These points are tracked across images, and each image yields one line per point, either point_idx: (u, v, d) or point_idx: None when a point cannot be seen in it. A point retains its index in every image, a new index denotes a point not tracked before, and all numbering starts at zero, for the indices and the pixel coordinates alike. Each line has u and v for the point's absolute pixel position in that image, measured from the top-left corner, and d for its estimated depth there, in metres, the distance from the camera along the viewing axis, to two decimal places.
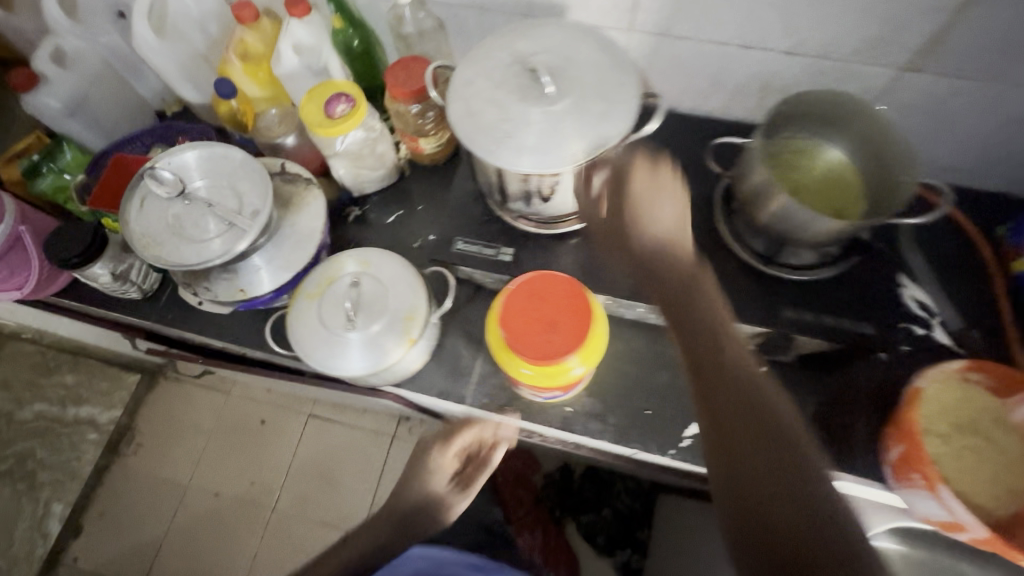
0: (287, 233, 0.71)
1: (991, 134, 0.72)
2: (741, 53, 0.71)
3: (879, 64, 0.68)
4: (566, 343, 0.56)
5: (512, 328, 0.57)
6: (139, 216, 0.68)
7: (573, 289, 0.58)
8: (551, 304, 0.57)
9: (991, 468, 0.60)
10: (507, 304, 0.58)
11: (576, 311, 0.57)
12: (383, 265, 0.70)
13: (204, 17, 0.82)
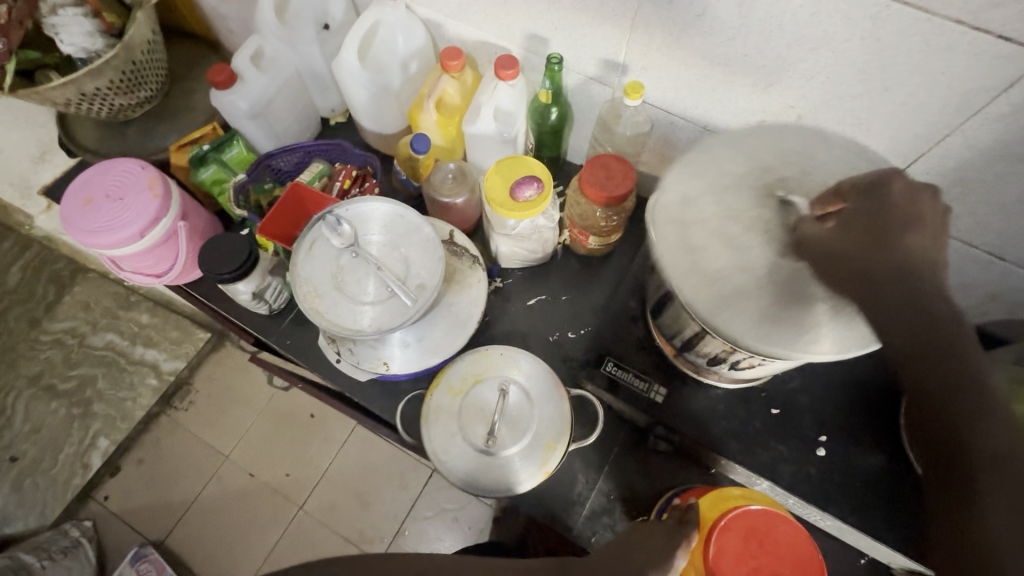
0: (444, 311, 0.68)
1: None
2: (987, 260, 0.63)
3: None
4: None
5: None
6: (307, 258, 0.65)
7: (794, 538, 0.52)
8: (772, 554, 0.51)
9: None
10: (718, 551, 0.51)
11: (797, 566, 0.51)
12: (536, 376, 0.65)
13: (407, 54, 0.79)
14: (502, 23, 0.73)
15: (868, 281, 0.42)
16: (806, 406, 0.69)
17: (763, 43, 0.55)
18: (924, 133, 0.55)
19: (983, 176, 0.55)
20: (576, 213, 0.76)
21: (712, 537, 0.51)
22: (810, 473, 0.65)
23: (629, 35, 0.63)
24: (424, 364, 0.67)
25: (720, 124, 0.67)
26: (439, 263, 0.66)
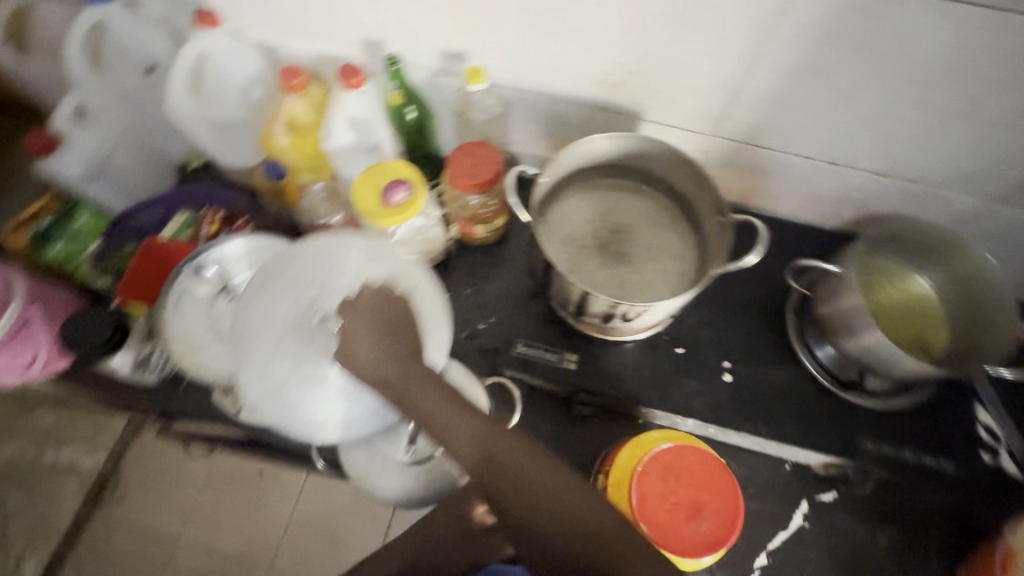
0: (293, 357, 0.53)
1: None
2: (828, 167, 0.68)
3: (973, 194, 0.65)
4: (716, 531, 0.51)
5: (655, 522, 0.51)
6: (177, 314, 0.65)
7: (707, 464, 0.54)
8: (688, 483, 0.53)
9: None
10: (642, 494, 0.52)
11: (717, 488, 0.53)
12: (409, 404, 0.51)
13: (245, 81, 0.76)
14: (333, 33, 0.72)
15: (395, 344, 0.51)
16: (707, 338, 0.72)
17: (572, 7, 0.58)
18: (735, 63, 0.58)
19: (796, 92, 0.60)
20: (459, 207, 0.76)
21: (632, 484, 0.53)
22: (722, 399, 0.69)
23: (454, 21, 0.64)
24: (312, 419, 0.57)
25: (564, 93, 0.69)
26: None
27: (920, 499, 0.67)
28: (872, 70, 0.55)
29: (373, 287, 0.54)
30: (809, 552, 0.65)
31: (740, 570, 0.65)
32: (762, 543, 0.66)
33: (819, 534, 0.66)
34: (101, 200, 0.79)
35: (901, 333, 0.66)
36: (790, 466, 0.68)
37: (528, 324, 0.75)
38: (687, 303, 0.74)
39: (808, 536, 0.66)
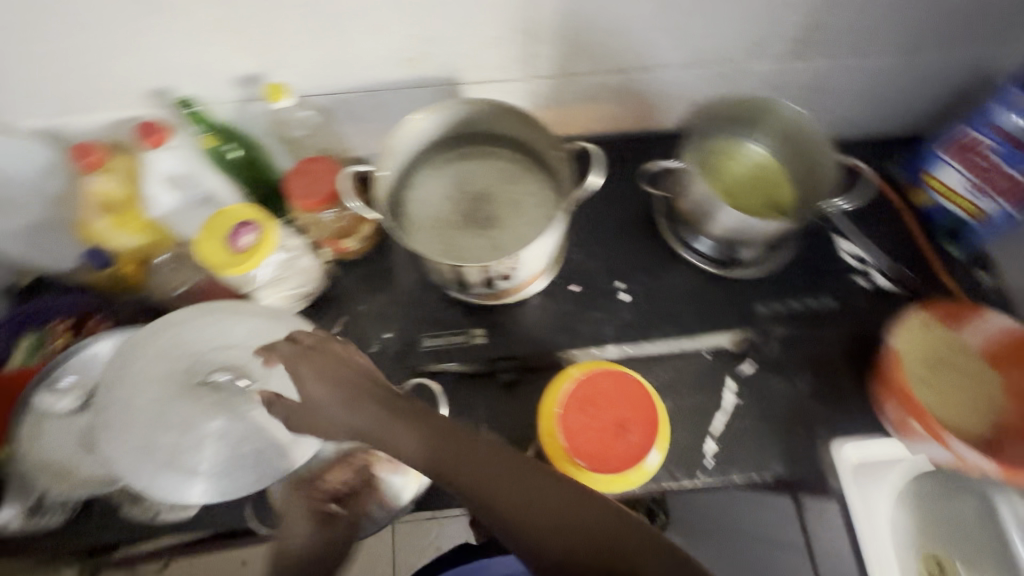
0: (181, 420, 0.51)
1: (872, 95, 0.78)
2: (642, 74, 0.71)
3: (770, 58, 0.70)
4: (643, 437, 0.54)
5: (585, 451, 0.53)
6: (44, 440, 0.64)
7: (620, 383, 0.55)
8: (606, 404, 0.54)
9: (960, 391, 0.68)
10: (568, 431, 0.54)
11: (631, 401, 0.55)
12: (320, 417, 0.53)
13: (38, 173, 0.69)
14: (114, 94, 0.66)
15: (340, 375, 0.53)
16: (596, 268, 0.74)
17: None
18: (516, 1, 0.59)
19: (583, 12, 0.61)
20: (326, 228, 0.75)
21: (556, 423, 0.54)
22: (627, 318, 0.71)
23: (233, 41, 0.61)
24: (233, 485, 0.54)
25: (375, 81, 0.68)
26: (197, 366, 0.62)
27: (821, 336, 0.74)
28: None
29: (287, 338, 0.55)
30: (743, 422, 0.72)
31: (692, 459, 0.70)
32: (704, 431, 0.72)
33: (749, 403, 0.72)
34: None
35: (751, 200, 0.71)
36: (709, 353, 0.73)
37: (428, 316, 0.74)
38: (569, 241, 0.75)
39: (742, 409, 0.72)
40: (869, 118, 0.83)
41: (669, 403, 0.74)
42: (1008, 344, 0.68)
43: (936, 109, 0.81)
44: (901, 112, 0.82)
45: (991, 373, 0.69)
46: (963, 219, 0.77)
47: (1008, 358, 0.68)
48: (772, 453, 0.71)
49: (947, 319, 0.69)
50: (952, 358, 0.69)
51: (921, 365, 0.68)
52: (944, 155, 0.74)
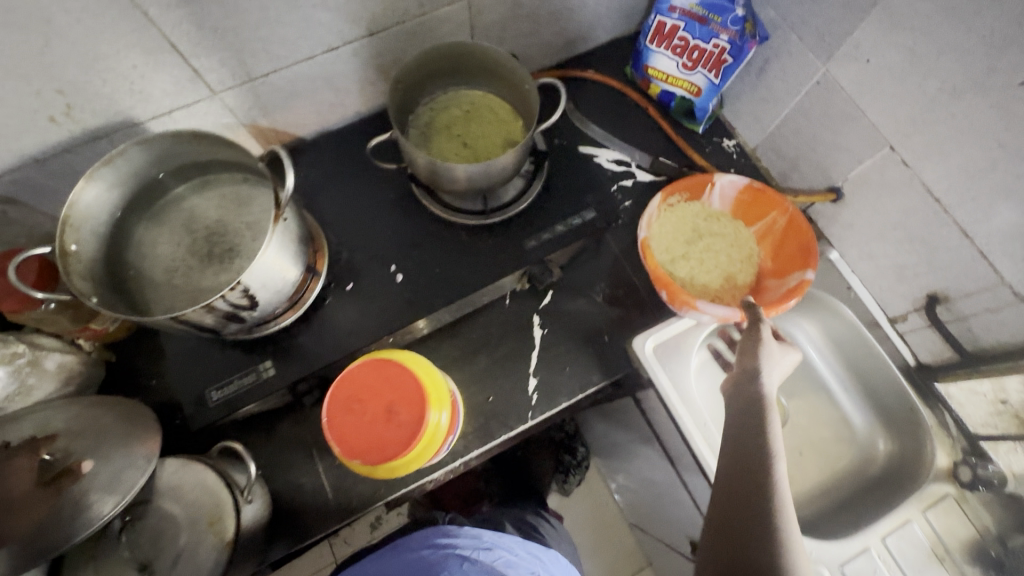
0: None
1: (571, 6, 0.80)
2: (335, 55, 0.69)
3: (451, 2, 0.70)
4: (414, 415, 0.54)
5: (359, 448, 0.52)
6: None
7: (378, 368, 0.55)
8: (368, 391, 0.54)
9: (721, 251, 0.75)
10: (339, 436, 0.53)
11: (392, 379, 0.55)
12: (119, 483, 0.54)
13: None
14: None
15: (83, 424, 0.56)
16: (367, 260, 0.72)
17: None
18: (135, 25, 0.54)
19: (223, 16, 0.57)
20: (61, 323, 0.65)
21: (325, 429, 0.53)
22: (410, 296, 0.70)
23: None
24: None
25: (34, 149, 0.60)
26: None
27: (600, 245, 0.80)
28: None
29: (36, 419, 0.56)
30: (556, 349, 0.76)
31: (518, 402, 0.74)
32: (523, 372, 0.75)
33: (555, 330, 0.77)
34: None
35: (488, 144, 0.72)
36: (508, 297, 0.78)
37: (209, 370, 0.69)
38: (333, 242, 0.74)
39: (550, 339, 0.76)
40: (583, 31, 0.87)
41: (485, 360, 0.76)
42: (747, 196, 0.75)
43: (636, 4, 0.86)
44: (608, 16, 0.86)
45: (742, 226, 0.76)
46: (687, 98, 0.83)
47: (746, 209, 0.76)
48: (587, 367, 0.75)
49: (692, 192, 0.75)
50: (706, 226, 0.75)
51: (681, 242, 0.74)
52: (653, 44, 0.80)
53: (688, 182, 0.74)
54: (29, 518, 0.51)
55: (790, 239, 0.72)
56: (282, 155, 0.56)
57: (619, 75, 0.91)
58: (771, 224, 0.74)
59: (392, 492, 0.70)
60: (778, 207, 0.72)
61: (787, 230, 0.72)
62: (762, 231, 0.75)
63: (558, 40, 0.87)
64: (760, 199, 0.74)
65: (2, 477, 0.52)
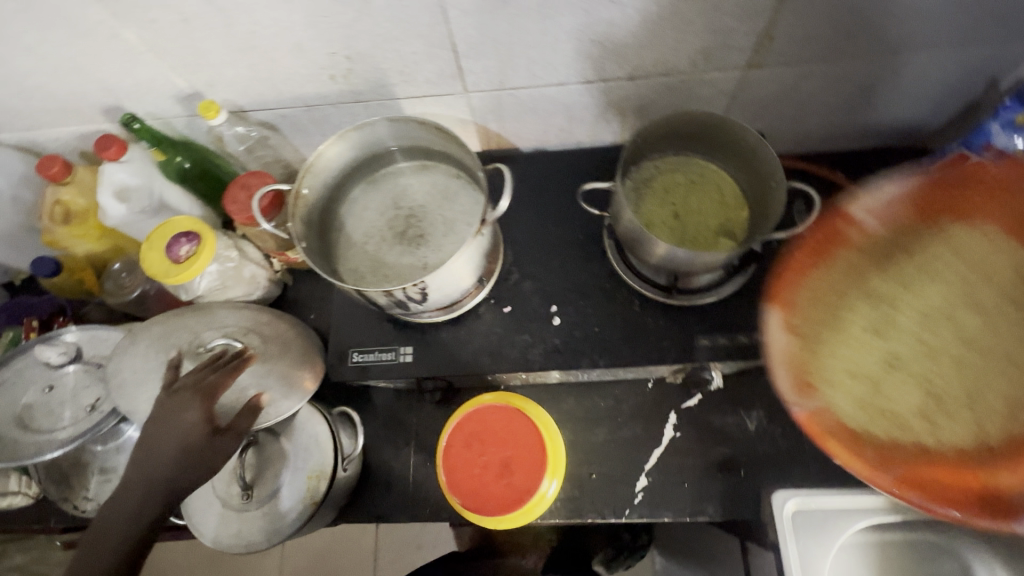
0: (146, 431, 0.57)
1: (854, 102, 0.70)
2: (587, 88, 0.67)
3: (724, 68, 0.64)
4: (529, 479, 0.51)
5: (464, 487, 0.51)
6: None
7: (504, 415, 0.53)
8: (488, 435, 0.52)
9: (925, 345, 0.56)
10: (450, 468, 0.52)
11: (515, 434, 0.53)
12: (272, 402, 0.63)
13: (12, 184, 0.74)
14: (72, 112, 0.70)
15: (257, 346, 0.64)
16: (534, 290, 0.71)
17: (249, 14, 0.56)
18: (431, 20, 0.57)
19: (506, 32, 0.58)
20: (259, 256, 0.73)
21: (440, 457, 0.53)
22: (559, 344, 0.68)
23: (164, 63, 0.62)
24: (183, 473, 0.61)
25: (310, 97, 0.68)
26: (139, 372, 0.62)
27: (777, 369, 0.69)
28: None
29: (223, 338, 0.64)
30: (681, 456, 0.69)
31: (619, 495, 0.68)
32: (637, 464, 0.69)
33: (688, 438, 0.70)
34: None
35: (701, 225, 0.67)
36: (652, 382, 0.72)
37: (358, 330, 0.72)
38: (508, 261, 0.73)
39: (678, 444, 0.69)
40: (853, 130, 0.76)
41: (603, 433, 0.72)
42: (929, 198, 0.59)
43: (934, 120, 0.73)
44: (891, 124, 0.74)
45: (963, 234, 0.59)
46: None
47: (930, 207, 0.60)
48: (708, 493, 0.67)
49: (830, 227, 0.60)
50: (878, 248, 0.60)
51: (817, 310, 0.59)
52: None
53: (800, 257, 0.60)
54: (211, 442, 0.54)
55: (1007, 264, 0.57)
56: (508, 176, 0.58)
57: None
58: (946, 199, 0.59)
59: None
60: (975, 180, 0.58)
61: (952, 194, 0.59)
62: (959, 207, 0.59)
63: (819, 132, 0.76)
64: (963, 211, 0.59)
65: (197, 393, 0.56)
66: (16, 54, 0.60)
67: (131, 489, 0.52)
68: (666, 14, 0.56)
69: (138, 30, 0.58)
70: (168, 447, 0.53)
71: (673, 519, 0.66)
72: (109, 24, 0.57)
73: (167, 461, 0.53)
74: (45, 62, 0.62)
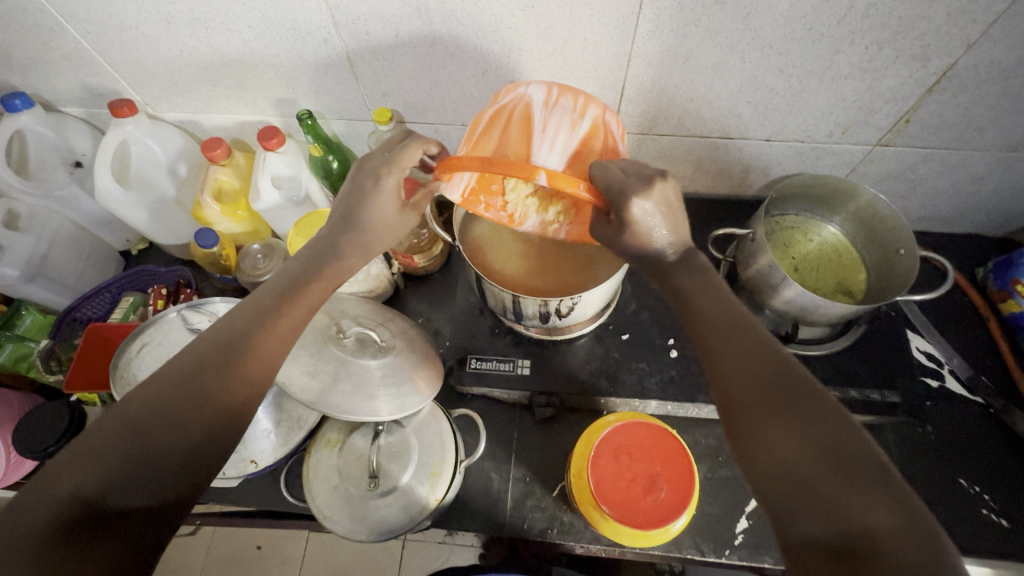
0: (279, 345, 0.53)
1: (960, 189, 0.76)
2: (725, 143, 0.73)
3: (856, 143, 0.70)
4: (675, 499, 0.54)
5: (609, 497, 0.54)
6: (139, 360, 0.64)
7: (655, 437, 0.57)
8: (639, 454, 0.56)
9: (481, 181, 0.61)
10: (597, 477, 0.55)
11: (664, 456, 0.56)
12: (405, 393, 0.64)
13: (170, 158, 0.79)
14: (248, 102, 0.76)
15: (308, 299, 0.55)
16: (652, 323, 0.75)
17: (457, 40, 0.63)
18: (613, 66, 0.64)
19: (673, 85, 0.65)
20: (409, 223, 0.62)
21: (587, 468, 0.56)
22: (674, 375, 0.71)
23: (355, 71, 0.69)
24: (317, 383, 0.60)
25: (471, 117, 0.74)
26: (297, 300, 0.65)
27: (881, 427, 0.71)
28: (739, 48, 0.59)
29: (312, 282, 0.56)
30: None
31: (719, 535, 0.68)
32: (740, 505, 0.69)
33: None
34: (43, 299, 0.80)
35: (819, 282, 0.71)
36: None
37: (477, 339, 0.76)
38: (626, 292, 0.77)
39: None
40: (951, 214, 0.82)
41: (705, 469, 0.72)
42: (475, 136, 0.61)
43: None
44: (987, 213, 0.81)
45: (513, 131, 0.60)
46: None
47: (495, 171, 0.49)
48: None
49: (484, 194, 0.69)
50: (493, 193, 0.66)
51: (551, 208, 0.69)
52: None
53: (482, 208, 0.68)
54: (263, 374, 0.49)
55: (629, 223, 0.51)
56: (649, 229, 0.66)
57: (966, 273, 0.83)
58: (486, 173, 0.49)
59: (562, 538, 0.68)
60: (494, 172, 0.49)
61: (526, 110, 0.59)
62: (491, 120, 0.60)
63: (918, 212, 0.83)
64: (501, 118, 0.59)
65: (274, 325, 0.51)
66: (229, 43, 0.66)
67: (181, 401, 0.43)
68: (824, 88, 0.63)
69: (349, 39, 0.64)
70: (226, 386, 0.46)
71: (776, 566, 0.65)
72: (326, 31, 0.63)
73: (206, 387, 0.45)
74: (250, 55, 0.68)
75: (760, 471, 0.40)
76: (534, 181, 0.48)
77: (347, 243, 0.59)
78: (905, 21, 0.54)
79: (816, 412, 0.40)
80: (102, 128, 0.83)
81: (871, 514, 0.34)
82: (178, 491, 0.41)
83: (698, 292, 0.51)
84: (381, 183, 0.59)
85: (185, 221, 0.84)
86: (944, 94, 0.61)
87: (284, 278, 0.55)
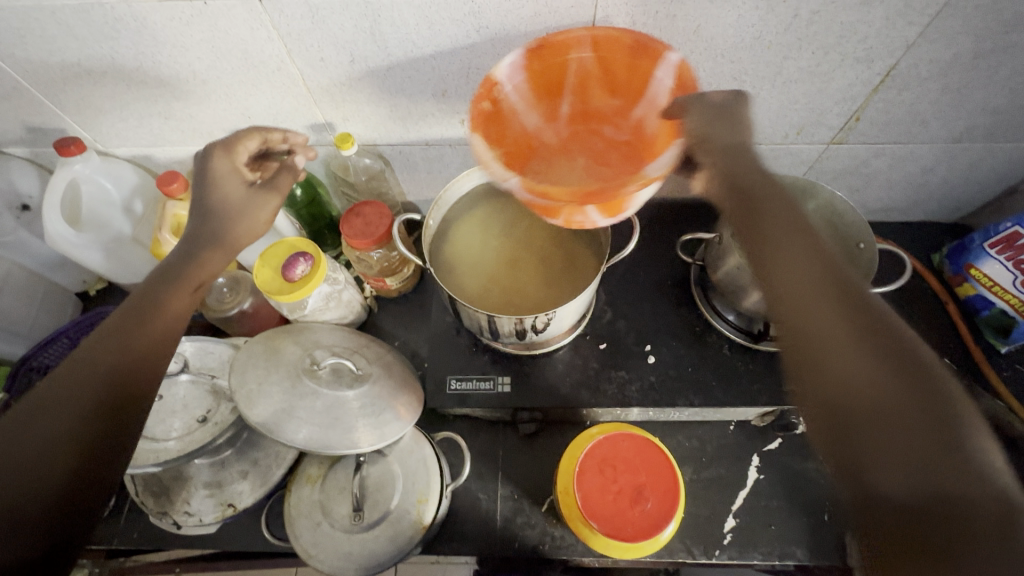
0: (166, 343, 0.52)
1: (912, 180, 0.79)
2: None
3: (811, 142, 0.73)
4: (661, 508, 0.54)
5: (596, 511, 0.54)
6: None
7: (638, 447, 0.57)
8: (625, 465, 0.56)
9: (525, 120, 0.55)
10: (584, 493, 0.55)
11: (650, 466, 0.56)
12: (385, 422, 0.62)
13: (125, 195, 0.77)
14: (203, 133, 0.74)
15: (177, 297, 0.53)
16: (628, 330, 0.75)
17: (413, 62, 0.62)
18: None
19: None
20: (265, 206, 0.60)
21: (573, 484, 0.56)
22: (654, 380, 0.71)
23: (312, 97, 0.67)
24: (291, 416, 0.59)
25: (434, 136, 0.74)
26: (274, 335, 0.66)
27: None
28: (693, 58, 0.60)
29: (173, 285, 0.54)
30: (766, 496, 0.71)
31: (708, 535, 0.69)
32: (726, 504, 0.70)
33: (772, 480, 0.71)
34: None
35: None
36: (734, 424, 0.75)
37: (456, 359, 0.75)
38: (601, 301, 0.78)
39: (763, 485, 0.71)
40: (904, 205, 0.85)
41: (690, 471, 0.73)
42: (536, 68, 0.55)
43: (971, 199, 0.83)
44: (937, 202, 0.84)
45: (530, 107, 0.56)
46: (1007, 312, 0.76)
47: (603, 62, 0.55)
48: (795, 536, 0.68)
49: (501, 108, 0.54)
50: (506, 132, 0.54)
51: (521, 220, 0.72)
52: (992, 250, 0.74)
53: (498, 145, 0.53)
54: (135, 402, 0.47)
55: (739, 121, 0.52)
56: (636, 234, 0.66)
57: (923, 259, 0.87)
58: (582, 68, 0.55)
59: (554, 553, 0.68)
60: (637, 67, 0.54)
61: (604, 61, 0.55)
62: (562, 50, 0.55)
63: (875, 204, 0.86)
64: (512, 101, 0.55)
65: (132, 337, 0.49)
66: (179, 75, 0.64)
67: (49, 430, 0.42)
68: (777, 92, 0.64)
69: (304, 66, 0.63)
70: (96, 405, 0.44)
71: (764, 561, 0.66)
72: (280, 59, 0.62)
73: (79, 417, 0.43)
74: (200, 85, 0.66)
75: (831, 402, 0.39)
76: (666, 56, 0.52)
77: (194, 244, 0.56)
78: (847, 26, 0.56)
79: (899, 343, 0.39)
80: (49, 168, 0.80)
81: (959, 478, 0.33)
82: (65, 523, 0.41)
83: (774, 218, 0.49)
84: (209, 164, 0.59)
85: (145, 259, 0.81)
86: (890, 93, 0.64)
87: (145, 282, 0.54)
